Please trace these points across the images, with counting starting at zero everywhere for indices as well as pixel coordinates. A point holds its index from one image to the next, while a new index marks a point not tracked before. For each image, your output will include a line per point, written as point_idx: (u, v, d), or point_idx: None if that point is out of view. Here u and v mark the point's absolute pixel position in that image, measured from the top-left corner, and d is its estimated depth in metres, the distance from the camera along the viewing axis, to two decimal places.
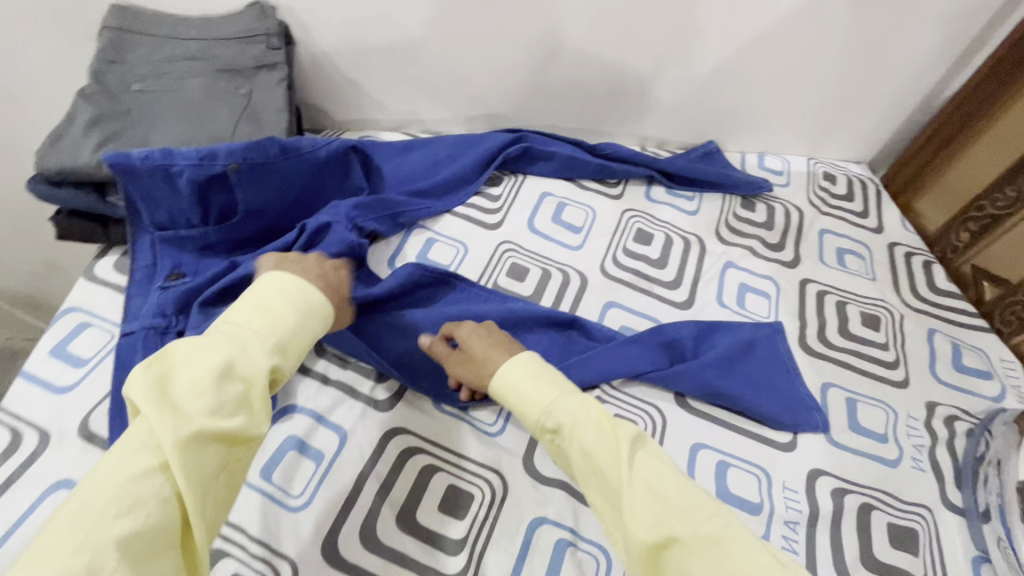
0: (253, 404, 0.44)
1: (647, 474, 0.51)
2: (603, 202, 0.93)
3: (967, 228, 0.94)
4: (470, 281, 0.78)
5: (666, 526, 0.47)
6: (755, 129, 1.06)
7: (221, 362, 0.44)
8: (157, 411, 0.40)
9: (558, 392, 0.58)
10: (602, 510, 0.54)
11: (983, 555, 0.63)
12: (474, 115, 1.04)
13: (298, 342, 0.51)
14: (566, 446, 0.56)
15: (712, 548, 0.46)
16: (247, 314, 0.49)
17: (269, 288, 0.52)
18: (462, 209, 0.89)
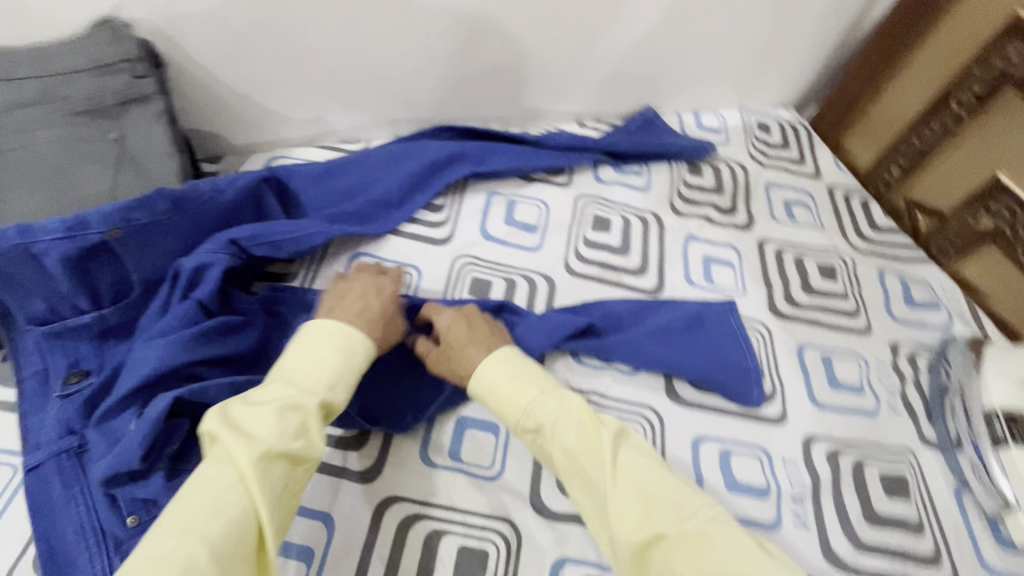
0: (310, 431, 0.51)
1: (629, 471, 0.52)
2: (553, 193, 0.88)
3: (895, 163, 0.96)
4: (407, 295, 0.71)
5: (651, 525, 0.49)
6: (689, 89, 1.03)
7: (284, 396, 0.51)
8: (230, 436, 0.47)
9: (537, 391, 0.58)
10: (586, 510, 0.54)
11: (962, 484, 0.67)
12: (396, 116, 0.93)
13: (347, 379, 0.56)
14: (547, 445, 0.56)
15: (697, 544, 0.47)
16: (301, 361, 0.55)
17: (319, 333, 0.57)
18: (408, 228, 0.80)
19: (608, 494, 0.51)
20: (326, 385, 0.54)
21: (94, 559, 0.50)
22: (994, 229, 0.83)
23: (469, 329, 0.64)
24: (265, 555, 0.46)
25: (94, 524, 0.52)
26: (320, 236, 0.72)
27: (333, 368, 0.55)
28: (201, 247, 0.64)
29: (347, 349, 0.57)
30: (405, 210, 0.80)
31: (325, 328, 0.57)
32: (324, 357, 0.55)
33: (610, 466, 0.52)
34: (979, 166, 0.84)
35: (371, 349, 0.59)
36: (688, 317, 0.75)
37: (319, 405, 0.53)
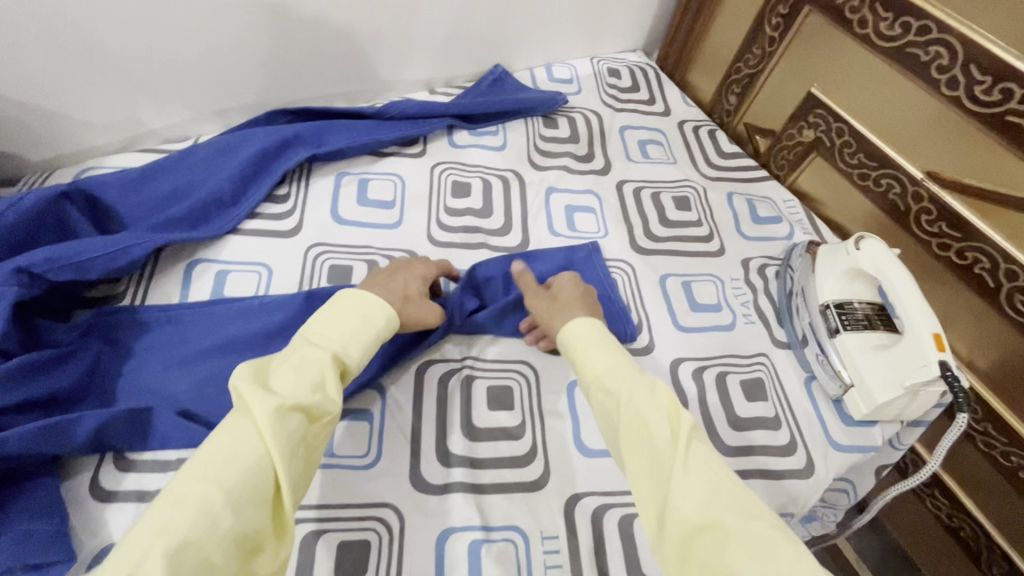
0: (328, 384, 0.48)
1: (703, 455, 0.46)
2: (408, 164, 0.85)
3: (732, 91, 1.01)
4: (255, 298, 0.67)
5: (713, 509, 0.42)
6: (535, 43, 1.03)
7: (303, 351, 0.50)
8: (249, 386, 0.45)
9: (622, 360, 0.55)
10: (634, 484, 0.48)
11: (810, 374, 0.74)
12: (223, 107, 0.85)
13: (363, 341, 0.54)
14: (614, 409, 0.52)
15: (759, 544, 0.40)
16: (322, 324, 0.53)
17: (338, 300, 0.56)
18: (249, 224, 0.74)
19: (675, 465, 0.45)
20: (342, 343, 0.53)
21: None
22: (815, 139, 0.89)
23: (551, 305, 0.65)
24: (283, 507, 0.43)
25: None
26: (138, 249, 0.65)
27: (348, 330, 0.54)
28: None
29: (365, 313, 0.55)
30: (244, 204, 0.74)
31: (347, 293, 0.57)
32: (340, 319, 0.54)
33: (681, 445, 0.46)
34: (795, 82, 0.89)
35: (389, 315, 0.57)
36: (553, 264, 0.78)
37: (335, 361, 0.51)
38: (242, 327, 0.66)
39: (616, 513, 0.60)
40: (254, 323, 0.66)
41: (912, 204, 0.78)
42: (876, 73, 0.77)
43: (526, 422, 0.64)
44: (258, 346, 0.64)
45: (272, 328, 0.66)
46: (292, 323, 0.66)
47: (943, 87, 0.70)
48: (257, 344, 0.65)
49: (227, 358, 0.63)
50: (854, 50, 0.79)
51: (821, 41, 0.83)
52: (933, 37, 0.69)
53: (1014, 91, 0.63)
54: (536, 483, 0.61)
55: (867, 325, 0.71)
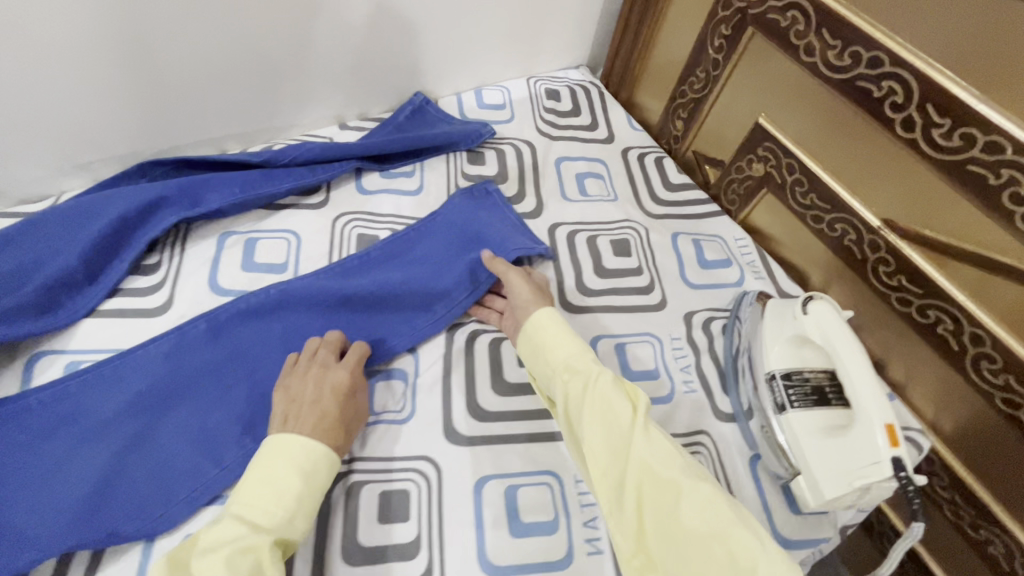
0: (265, 572, 0.47)
1: (653, 430, 0.57)
2: (305, 217, 0.75)
3: (679, 116, 0.92)
4: (145, 342, 0.62)
5: (672, 471, 0.53)
6: (460, 65, 0.93)
7: (236, 537, 0.48)
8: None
9: (580, 345, 0.64)
10: (595, 455, 0.56)
11: (755, 453, 0.66)
12: (91, 160, 0.75)
13: (307, 504, 0.52)
14: (579, 390, 0.59)
15: (709, 502, 0.51)
16: (255, 491, 0.51)
17: (273, 453, 0.53)
18: (110, 304, 0.65)
19: (639, 438, 0.55)
20: (283, 518, 0.50)
21: None
22: (765, 174, 0.80)
23: (533, 290, 0.69)
24: None
25: None
26: None
27: (293, 494, 0.52)
28: None
29: (306, 468, 0.53)
30: (105, 281, 0.65)
31: (286, 442, 0.54)
32: (279, 483, 0.52)
33: (642, 423, 0.56)
34: (742, 110, 0.80)
35: (333, 459, 0.55)
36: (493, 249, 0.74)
37: (273, 543, 0.49)
38: (93, 402, 0.59)
39: None
40: (108, 395, 0.59)
41: (869, 253, 0.70)
42: (825, 106, 0.68)
43: (421, 536, 0.56)
44: (120, 421, 0.58)
45: (129, 395, 0.59)
46: (156, 383, 0.60)
47: (897, 127, 0.61)
48: (149, 402, 0.59)
49: (104, 429, 0.57)
50: (801, 79, 0.70)
51: (768, 67, 0.74)
52: (886, 71, 0.60)
53: (976, 136, 0.54)
54: None
55: (817, 399, 0.62)
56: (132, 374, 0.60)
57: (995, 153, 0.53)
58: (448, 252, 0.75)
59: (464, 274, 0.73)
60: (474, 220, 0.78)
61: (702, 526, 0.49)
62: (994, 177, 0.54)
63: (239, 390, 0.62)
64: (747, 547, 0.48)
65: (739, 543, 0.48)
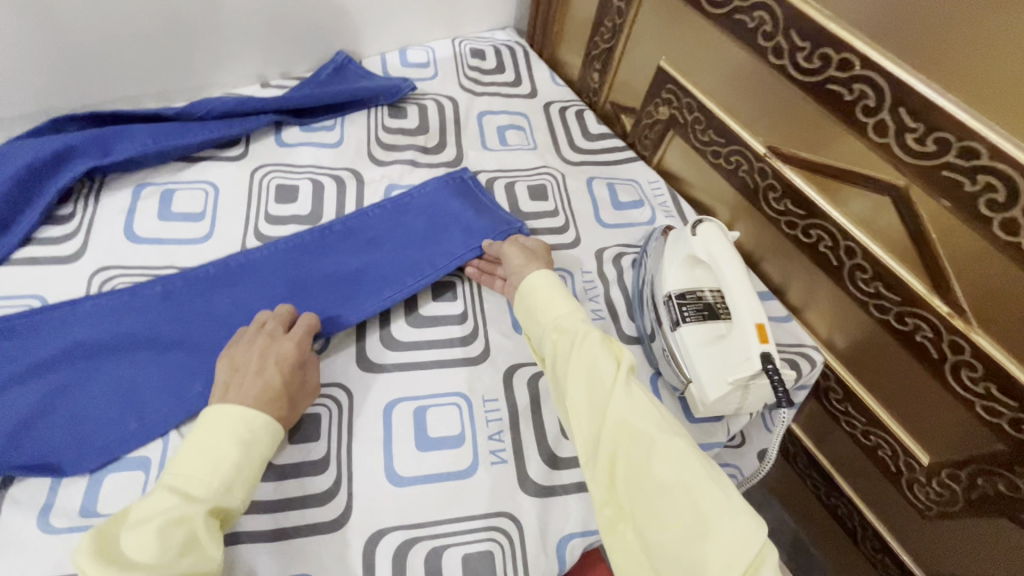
0: (200, 542, 0.46)
1: (637, 386, 0.55)
2: (223, 170, 0.77)
3: (595, 69, 0.95)
4: (92, 295, 0.64)
5: (645, 425, 0.51)
6: (382, 25, 0.95)
7: (167, 508, 0.47)
8: (99, 569, 0.43)
9: (571, 306, 0.63)
10: (578, 410, 0.56)
11: (656, 371, 0.70)
12: (3, 116, 0.75)
13: (247, 474, 0.51)
14: (567, 346, 0.59)
15: (681, 456, 0.49)
16: (189, 460, 0.50)
17: (211, 423, 0.52)
18: (22, 253, 0.66)
19: (616, 392, 0.54)
20: (218, 487, 0.49)
21: None
22: (670, 116, 0.84)
23: (525, 254, 0.70)
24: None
25: None
26: None
27: (231, 464, 0.50)
28: None
29: (245, 438, 0.52)
30: (15, 231, 0.66)
31: (225, 411, 0.53)
32: (216, 452, 0.51)
33: (625, 378, 0.55)
34: (647, 55, 0.84)
35: (276, 432, 0.54)
36: (463, 229, 0.76)
37: (209, 512, 0.48)
38: (30, 344, 0.60)
39: (424, 546, 0.55)
40: (47, 339, 0.60)
41: (760, 181, 0.74)
42: (713, 43, 0.72)
43: (331, 454, 0.59)
44: (56, 362, 0.59)
45: (69, 341, 0.61)
46: (98, 333, 0.62)
47: (770, 55, 0.66)
48: (90, 348, 0.61)
49: (41, 369, 0.59)
50: (692, 18, 0.74)
51: (665, 11, 0.78)
52: (755, 2, 0.64)
53: (831, 56, 0.59)
54: (335, 522, 0.55)
55: (707, 314, 0.66)
56: (63, 317, 0.62)
57: (847, 70, 0.58)
58: (410, 236, 0.75)
59: (418, 262, 0.73)
60: (442, 211, 0.78)
61: (672, 478, 0.48)
62: (848, 93, 0.59)
63: (172, 342, 0.63)
64: (715, 502, 0.46)
65: (707, 498, 0.47)
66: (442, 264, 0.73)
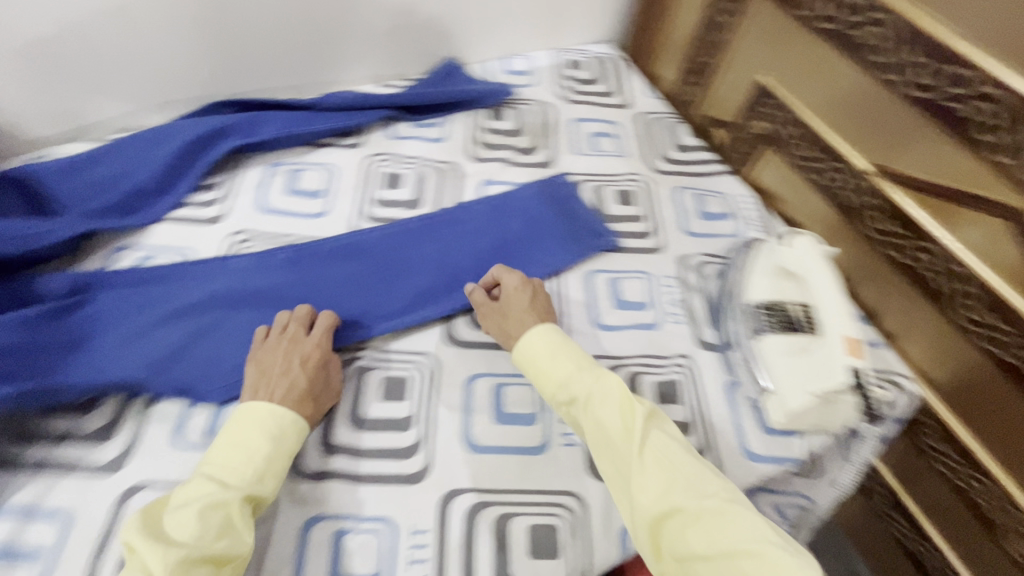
0: (234, 526, 0.49)
1: (655, 448, 0.53)
2: (341, 156, 0.86)
3: (691, 83, 0.97)
4: (235, 255, 0.73)
5: (669, 497, 0.50)
6: (489, 35, 1.02)
7: (206, 493, 0.50)
8: (147, 545, 0.46)
9: (574, 364, 0.61)
10: (612, 483, 0.55)
11: (734, 379, 0.69)
12: (171, 99, 0.89)
13: (277, 465, 0.55)
14: (582, 417, 0.59)
15: (713, 522, 0.47)
16: (224, 452, 0.54)
17: (244, 419, 0.56)
18: (177, 212, 0.77)
19: (633, 465, 0.52)
20: (251, 476, 0.53)
21: None
22: (767, 131, 0.84)
23: (500, 325, 0.68)
24: None
25: None
26: (64, 233, 0.70)
27: (262, 456, 0.54)
28: None
29: (274, 432, 0.56)
30: (173, 194, 0.78)
31: (255, 409, 0.57)
32: (249, 446, 0.54)
33: (639, 444, 0.53)
34: (745, 71, 0.85)
35: (303, 428, 0.58)
36: (558, 238, 0.81)
37: (243, 498, 0.51)
38: (182, 290, 0.70)
39: (493, 512, 0.58)
40: (194, 288, 0.70)
41: (859, 199, 0.73)
42: (819, 60, 0.73)
43: (416, 415, 0.63)
44: (200, 307, 0.69)
45: (214, 291, 0.70)
46: (235, 287, 0.71)
47: (879, 71, 0.65)
48: (227, 299, 0.70)
49: (188, 311, 0.68)
50: (799, 36, 0.75)
51: (770, 26, 0.79)
52: (868, 17, 0.65)
53: (948, 72, 0.58)
54: (415, 476, 0.59)
55: (793, 327, 0.66)
56: (209, 269, 0.72)
57: (962, 87, 0.57)
58: (505, 236, 0.80)
59: (513, 263, 0.78)
60: (537, 215, 0.83)
61: (711, 548, 0.46)
62: (965, 109, 0.58)
63: (292, 302, 0.71)
64: (758, 564, 0.44)
65: (749, 561, 0.44)
66: (535, 271, 0.77)
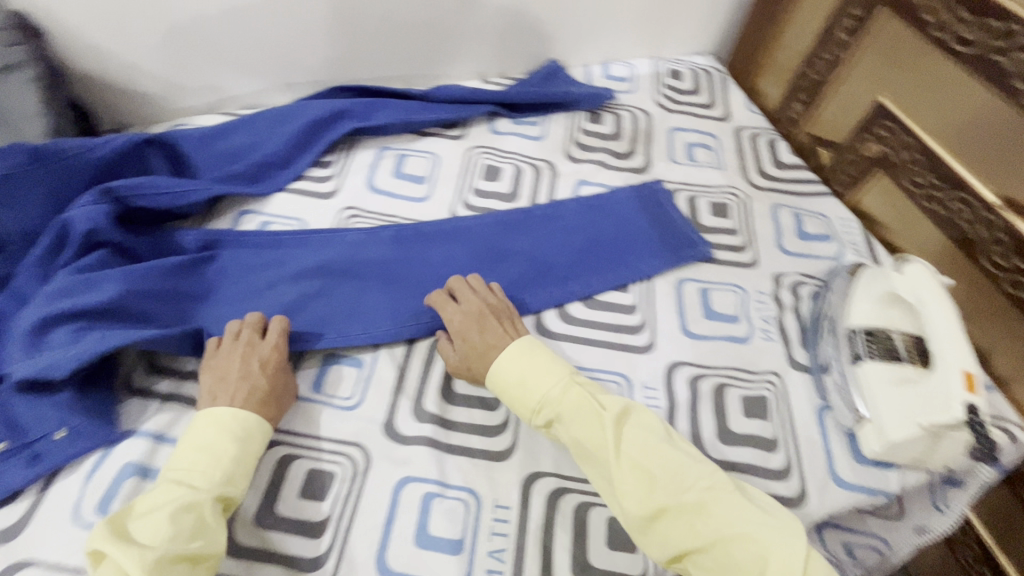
0: (209, 526, 0.50)
1: (632, 449, 0.54)
2: (445, 145, 0.90)
3: (799, 99, 0.95)
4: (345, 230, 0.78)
5: (653, 499, 0.51)
6: (593, 40, 1.04)
7: (177, 497, 0.51)
8: (119, 548, 0.46)
9: (535, 380, 0.60)
10: (599, 487, 0.56)
11: (826, 404, 0.67)
12: (295, 81, 0.96)
13: (242, 467, 0.55)
14: (560, 430, 0.58)
15: (697, 515, 0.50)
16: (188, 456, 0.54)
17: (209, 420, 0.56)
18: (295, 184, 0.83)
19: (615, 476, 0.53)
20: (220, 478, 0.53)
21: None
22: (880, 154, 0.81)
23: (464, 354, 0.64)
24: None
25: None
26: (199, 195, 0.76)
27: (229, 458, 0.54)
28: (81, 200, 0.68)
29: (237, 433, 0.56)
30: (294, 167, 0.84)
31: (215, 416, 0.57)
32: (214, 450, 0.54)
33: (616, 452, 0.54)
34: (866, 90, 0.82)
35: (266, 429, 0.59)
36: (652, 243, 0.81)
37: (215, 499, 0.52)
38: (296, 257, 0.76)
39: (573, 499, 0.59)
40: (309, 255, 0.76)
41: (982, 232, 0.69)
42: (955, 85, 0.70)
43: None
44: (312, 274, 0.74)
45: (324, 260, 0.75)
46: (343, 259, 0.76)
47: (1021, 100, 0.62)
48: (335, 270, 0.75)
49: (302, 277, 0.74)
50: (936, 59, 0.71)
51: (900, 45, 0.76)
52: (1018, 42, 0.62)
53: None
54: (500, 454, 0.62)
55: (895, 356, 0.64)
56: (321, 240, 0.77)
57: None
58: (598, 236, 0.82)
59: (605, 263, 0.79)
60: (631, 219, 0.84)
61: (698, 540, 0.49)
62: None
63: (394, 278, 0.75)
64: (744, 547, 0.48)
65: (736, 545, 0.48)
66: (626, 275, 0.78)
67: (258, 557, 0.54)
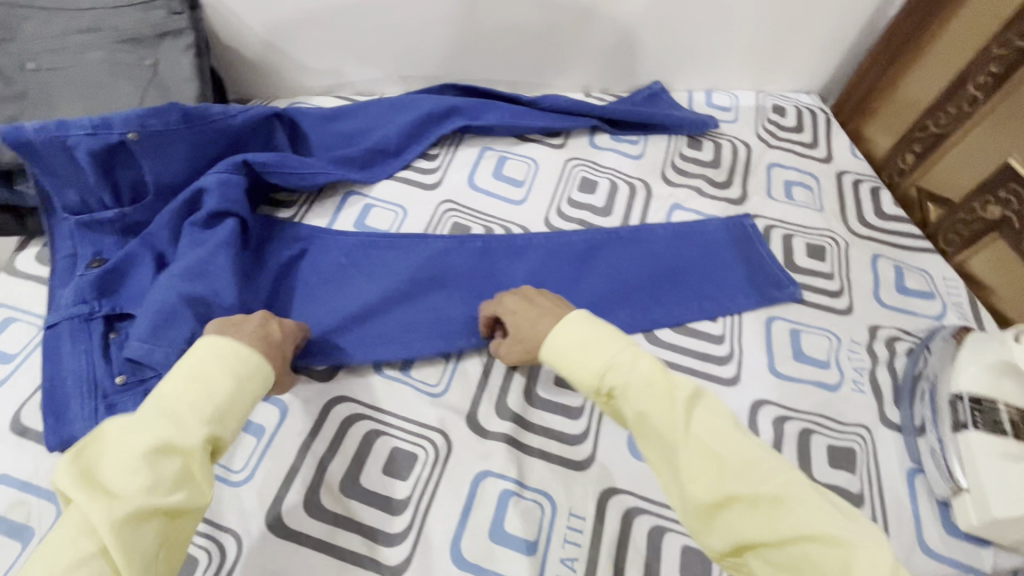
0: (194, 477, 0.44)
1: (703, 429, 0.48)
2: (546, 153, 0.92)
3: (912, 151, 0.93)
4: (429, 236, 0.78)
5: (722, 484, 0.45)
6: (700, 67, 1.04)
7: (160, 435, 0.44)
8: (88, 494, 0.40)
9: (600, 348, 0.53)
10: (659, 467, 0.50)
11: (918, 467, 0.65)
12: (408, 74, 1.00)
13: (239, 404, 0.49)
14: (620, 401, 0.52)
15: (770, 508, 0.44)
16: (183, 386, 0.48)
17: (212, 351, 0.50)
18: (401, 173, 0.87)
19: (681, 455, 0.47)
20: (212, 415, 0.47)
21: (84, 403, 0.61)
22: (1002, 218, 0.79)
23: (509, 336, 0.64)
24: None
25: (90, 375, 0.62)
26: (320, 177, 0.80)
27: (225, 393, 0.49)
28: (214, 170, 0.73)
29: (238, 371, 0.50)
30: (403, 157, 0.87)
31: (223, 344, 0.51)
32: (210, 383, 0.48)
33: (684, 429, 0.48)
34: (994, 151, 0.81)
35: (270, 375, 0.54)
36: (746, 276, 0.80)
37: (205, 443, 0.46)
38: (383, 258, 0.76)
39: (648, 521, 0.59)
40: (396, 260, 0.76)
41: None
42: None
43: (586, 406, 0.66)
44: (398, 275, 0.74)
45: (413, 262, 0.76)
46: (431, 262, 0.76)
47: None
48: (421, 272, 0.75)
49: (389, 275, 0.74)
50: None
51: None
52: None
53: None
54: (579, 464, 0.62)
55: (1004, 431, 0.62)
56: (408, 243, 0.78)
57: None
58: (690, 263, 0.81)
59: (697, 290, 0.78)
60: (725, 249, 0.83)
61: (771, 534, 0.43)
62: None
63: (484, 280, 0.76)
64: (824, 550, 0.41)
65: (814, 547, 0.42)
66: (717, 305, 0.77)
67: (339, 525, 0.56)
